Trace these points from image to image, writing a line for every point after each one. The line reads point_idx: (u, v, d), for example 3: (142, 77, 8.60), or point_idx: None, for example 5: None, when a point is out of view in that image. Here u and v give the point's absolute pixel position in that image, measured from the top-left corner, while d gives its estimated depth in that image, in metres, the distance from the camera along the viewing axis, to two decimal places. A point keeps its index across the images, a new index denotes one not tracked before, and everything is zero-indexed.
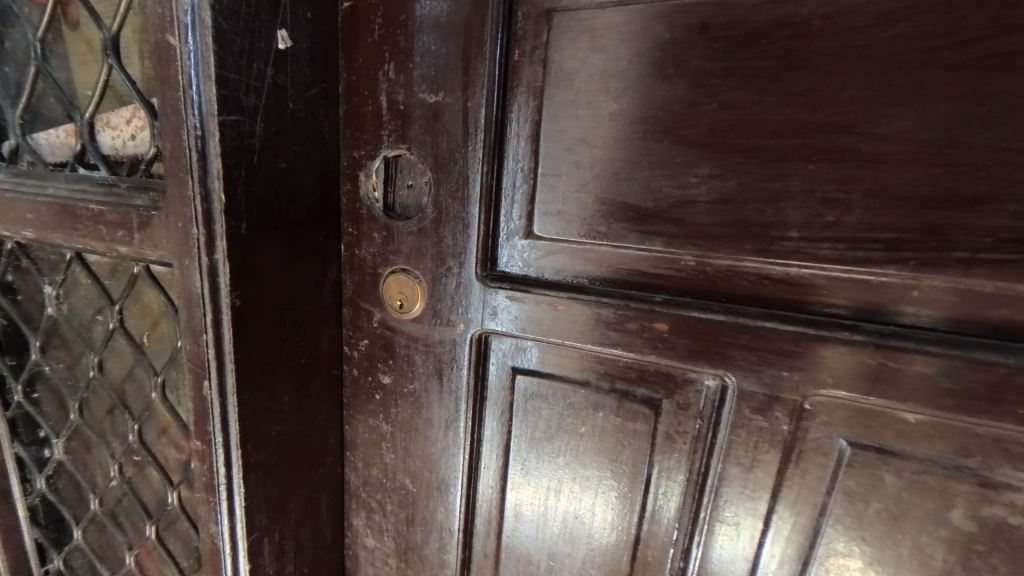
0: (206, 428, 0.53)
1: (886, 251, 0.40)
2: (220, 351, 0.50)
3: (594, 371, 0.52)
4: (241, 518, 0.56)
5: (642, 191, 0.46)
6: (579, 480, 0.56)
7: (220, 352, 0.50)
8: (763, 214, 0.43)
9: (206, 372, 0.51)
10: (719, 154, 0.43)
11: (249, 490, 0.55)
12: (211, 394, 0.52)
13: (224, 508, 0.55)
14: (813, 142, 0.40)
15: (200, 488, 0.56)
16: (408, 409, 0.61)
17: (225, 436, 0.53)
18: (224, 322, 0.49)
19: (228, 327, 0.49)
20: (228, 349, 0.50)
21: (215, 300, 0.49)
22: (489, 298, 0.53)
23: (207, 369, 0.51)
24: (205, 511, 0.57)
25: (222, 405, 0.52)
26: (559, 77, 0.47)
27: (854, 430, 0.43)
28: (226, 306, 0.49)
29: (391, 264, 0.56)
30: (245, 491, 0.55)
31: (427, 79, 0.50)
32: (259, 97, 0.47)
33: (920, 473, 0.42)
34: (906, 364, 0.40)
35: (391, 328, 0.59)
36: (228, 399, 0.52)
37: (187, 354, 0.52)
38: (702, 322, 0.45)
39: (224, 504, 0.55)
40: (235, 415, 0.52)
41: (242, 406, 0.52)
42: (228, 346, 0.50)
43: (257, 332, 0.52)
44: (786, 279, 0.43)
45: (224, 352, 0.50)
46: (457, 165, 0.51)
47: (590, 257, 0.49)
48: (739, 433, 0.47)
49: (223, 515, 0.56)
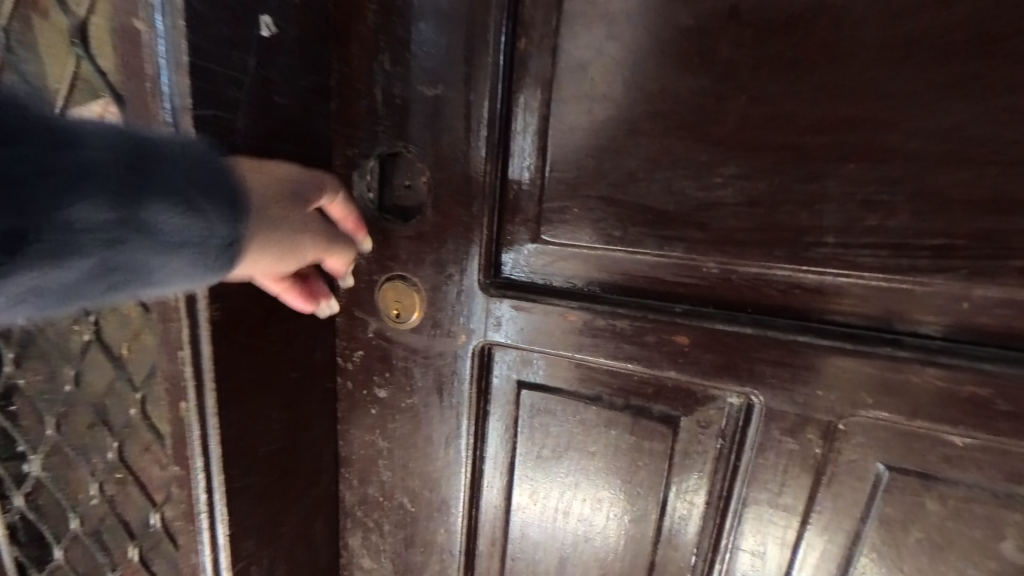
0: (185, 450, 0.49)
1: (934, 259, 0.36)
2: (198, 369, 0.46)
3: (607, 387, 0.48)
4: (227, 546, 0.51)
5: (661, 192, 0.43)
6: (589, 500, 0.52)
7: (199, 369, 0.46)
8: (797, 218, 0.39)
9: (183, 392, 0.47)
10: (748, 153, 0.39)
11: (234, 518, 0.51)
12: (188, 415, 0.47)
13: (206, 538, 0.51)
14: (854, 139, 0.37)
15: (180, 516, 0.52)
16: (406, 425, 0.57)
17: (206, 460, 0.48)
18: (202, 337, 0.45)
19: (207, 342, 0.45)
20: (207, 366, 0.46)
21: (191, 313, 0.44)
22: (493, 308, 0.49)
23: (184, 388, 0.47)
24: (184, 540, 0.53)
25: (201, 426, 0.47)
26: (573, 65, 0.43)
27: (894, 454, 0.40)
28: (202, 320, 0.44)
29: (387, 270, 0.52)
30: (228, 520, 0.50)
31: (427, 71, 0.46)
32: (240, 89, 0.43)
33: (969, 501, 0.38)
34: (954, 382, 0.37)
35: (388, 339, 0.55)
36: (209, 422, 0.47)
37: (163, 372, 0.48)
38: (727, 335, 0.42)
39: (206, 532, 0.51)
40: (216, 437, 0.48)
41: (224, 427, 0.48)
42: (206, 362, 0.46)
43: (242, 347, 0.47)
44: (820, 288, 0.39)
45: (202, 368, 0.46)
46: (461, 163, 0.47)
47: (603, 263, 0.46)
48: (766, 455, 0.43)
49: (206, 544, 0.52)
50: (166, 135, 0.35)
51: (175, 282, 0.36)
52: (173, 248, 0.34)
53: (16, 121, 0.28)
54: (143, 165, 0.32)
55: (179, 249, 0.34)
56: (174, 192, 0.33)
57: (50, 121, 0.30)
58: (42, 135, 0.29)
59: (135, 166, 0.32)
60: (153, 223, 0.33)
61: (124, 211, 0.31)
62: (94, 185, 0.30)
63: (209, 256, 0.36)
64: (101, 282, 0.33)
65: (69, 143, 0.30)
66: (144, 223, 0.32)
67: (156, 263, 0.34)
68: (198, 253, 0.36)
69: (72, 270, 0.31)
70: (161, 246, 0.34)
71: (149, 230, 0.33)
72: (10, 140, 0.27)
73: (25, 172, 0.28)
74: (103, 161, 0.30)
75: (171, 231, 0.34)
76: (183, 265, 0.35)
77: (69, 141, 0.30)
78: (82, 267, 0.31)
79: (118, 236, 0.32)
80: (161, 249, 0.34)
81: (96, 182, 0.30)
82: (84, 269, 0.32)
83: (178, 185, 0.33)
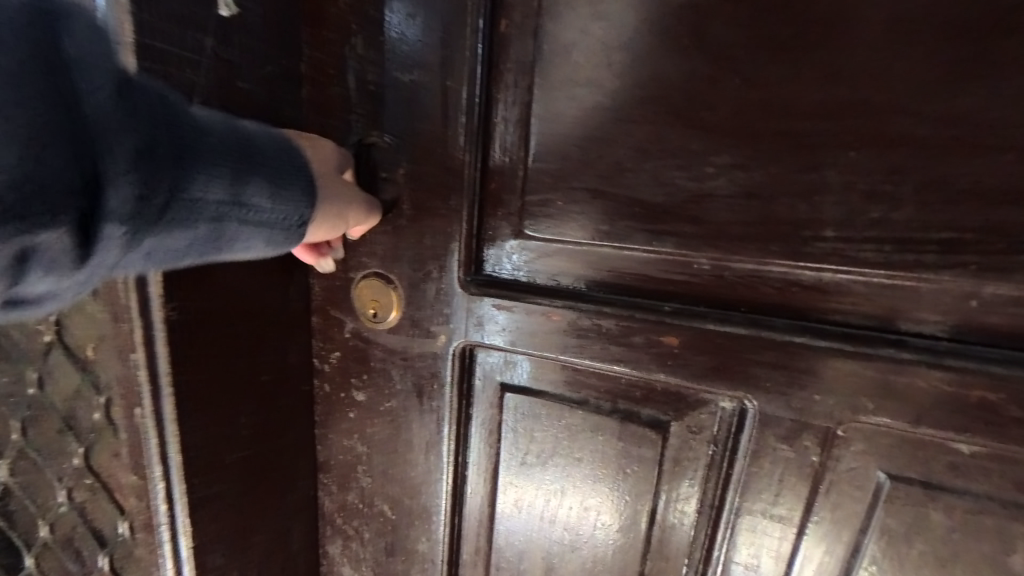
0: (143, 458, 0.46)
1: (942, 254, 0.34)
2: (153, 372, 0.43)
3: (593, 390, 0.46)
4: (189, 559, 0.48)
5: (650, 183, 0.40)
6: (576, 508, 0.49)
7: (154, 373, 0.43)
8: (795, 211, 0.36)
9: (138, 397, 0.44)
10: (743, 141, 0.37)
11: (197, 529, 0.48)
12: (144, 421, 0.44)
13: (167, 551, 0.48)
14: (856, 126, 0.34)
15: (141, 527, 0.49)
16: (385, 430, 0.54)
17: (165, 469, 0.46)
18: (156, 339, 0.42)
19: (161, 345, 0.42)
20: (162, 370, 0.43)
21: (144, 313, 0.42)
22: (474, 307, 0.47)
23: (138, 393, 0.44)
24: (147, 552, 0.50)
25: (159, 433, 0.45)
26: (557, 48, 0.40)
27: (897, 462, 0.37)
28: (156, 321, 0.41)
29: (363, 267, 0.50)
30: (191, 531, 0.48)
31: (403, 54, 0.43)
32: (197, 72, 0.40)
33: (976, 513, 0.36)
34: (962, 386, 0.34)
35: (365, 339, 0.52)
36: (167, 429, 0.44)
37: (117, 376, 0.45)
38: (720, 335, 0.39)
39: (167, 544, 0.48)
40: (175, 444, 0.45)
41: (183, 434, 0.45)
42: (162, 366, 0.43)
43: (205, 349, 0.45)
44: (819, 286, 0.37)
45: (158, 371, 0.43)
46: (439, 153, 0.44)
47: (589, 259, 0.43)
48: (761, 463, 0.41)
49: (167, 557, 0.49)
50: (270, 129, 0.38)
51: (251, 257, 0.38)
52: (263, 226, 0.36)
53: (131, 109, 0.29)
54: (246, 150, 0.35)
55: (259, 225, 0.36)
56: (263, 174, 0.35)
57: (174, 104, 0.32)
58: (171, 116, 0.31)
59: (237, 150, 0.34)
60: (243, 200, 0.35)
61: (220, 187, 0.33)
62: (200, 160, 0.32)
63: (291, 237, 0.38)
64: (197, 250, 0.34)
65: (172, 129, 0.31)
66: (235, 199, 0.34)
67: (243, 238, 0.36)
68: (277, 234, 0.37)
69: (173, 237, 0.33)
70: (246, 221, 0.35)
71: (239, 205, 0.34)
72: (145, 115, 0.30)
73: (155, 143, 0.30)
74: (209, 142, 0.33)
75: (261, 209, 0.35)
76: (262, 242, 0.37)
77: (191, 124, 0.32)
78: (185, 234, 0.33)
79: (213, 209, 0.33)
80: (248, 225, 0.35)
81: (198, 157, 0.32)
82: (186, 237, 0.33)
83: (269, 169, 0.36)
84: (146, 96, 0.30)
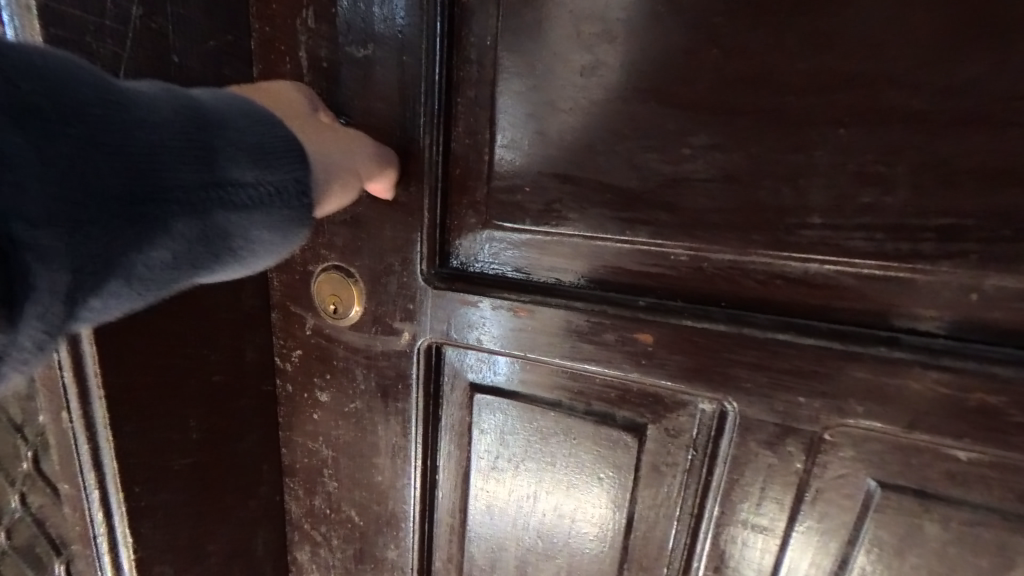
0: (74, 463, 0.43)
1: (939, 242, 0.31)
2: (82, 376, 0.39)
3: (566, 391, 0.43)
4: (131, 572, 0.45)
5: (623, 167, 0.37)
6: (551, 515, 0.46)
7: (81, 374, 0.39)
8: (778, 196, 0.33)
9: (65, 399, 0.41)
10: (723, 119, 0.34)
11: (139, 538, 0.45)
12: (74, 425, 0.41)
13: (106, 562, 0.45)
14: (847, 100, 0.31)
15: (78, 539, 0.46)
16: (350, 433, 0.51)
17: (99, 475, 0.42)
18: (82, 338, 0.39)
19: (89, 343, 0.39)
20: (92, 370, 0.39)
21: None
22: (439, 302, 0.44)
23: (64, 394, 0.40)
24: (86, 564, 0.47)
25: (91, 440, 0.41)
26: (523, 20, 0.37)
27: (889, 469, 0.35)
28: None
29: (322, 260, 0.46)
30: (133, 543, 0.45)
31: (356, 26, 0.40)
32: (120, 44, 0.36)
33: (975, 525, 0.33)
34: (960, 388, 0.31)
35: (327, 337, 0.49)
36: (100, 432, 0.41)
37: (41, 377, 0.41)
38: (698, 333, 0.36)
39: (105, 557, 0.45)
40: (110, 452, 0.42)
41: (120, 438, 0.42)
42: (91, 366, 0.39)
43: (141, 349, 0.41)
44: (805, 279, 0.34)
45: (87, 372, 0.39)
46: (397, 136, 0.41)
47: (560, 250, 0.40)
48: (744, 470, 0.38)
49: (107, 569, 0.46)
50: (226, 94, 0.33)
51: (264, 255, 0.33)
52: (258, 208, 0.31)
53: (69, 104, 0.25)
54: (210, 127, 0.30)
55: (252, 208, 0.31)
56: (234, 147, 0.31)
57: (107, 87, 0.27)
58: (100, 99, 0.26)
59: (197, 128, 0.30)
60: (223, 180, 0.30)
61: (187, 170, 0.29)
62: (153, 146, 0.28)
63: (294, 215, 0.33)
64: (190, 259, 0.30)
65: (122, 118, 0.27)
66: (212, 181, 0.30)
67: (239, 228, 0.31)
68: (278, 212, 0.32)
69: (154, 247, 0.28)
70: (236, 206, 0.30)
71: (219, 188, 0.30)
72: (67, 107, 0.25)
73: (102, 137, 0.26)
74: (155, 121, 0.28)
75: (249, 188, 0.31)
76: (264, 228, 0.32)
77: (129, 105, 0.28)
78: (167, 240, 0.29)
79: (191, 199, 0.29)
80: (241, 210, 0.31)
81: (150, 143, 0.28)
82: (168, 242, 0.29)
83: (240, 140, 0.31)
84: (59, 82, 0.25)
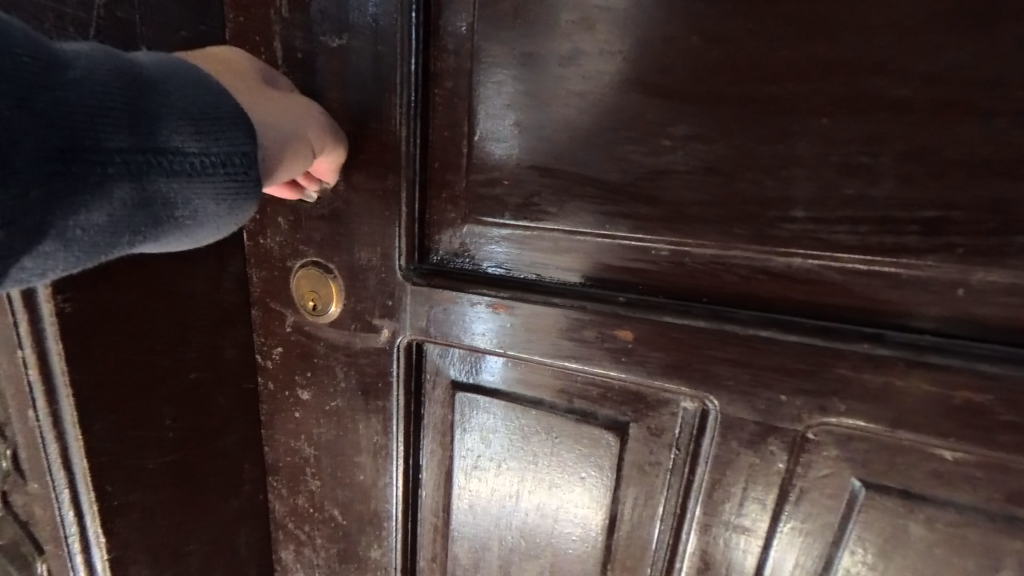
0: (43, 465, 0.41)
1: (924, 236, 0.30)
2: (48, 370, 0.38)
3: (547, 389, 0.42)
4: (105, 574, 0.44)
5: (603, 159, 0.36)
6: (533, 515, 0.46)
7: (48, 371, 0.38)
8: (760, 188, 0.32)
9: (30, 398, 0.39)
10: (703, 108, 0.33)
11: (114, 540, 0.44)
12: (41, 424, 0.40)
13: (80, 566, 0.44)
14: (830, 88, 0.30)
15: (50, 542, 0.45)
16: (332, 431, 0.50)
17: (69, 476, 0.41)
18: (48, 333, 0.37)
19: (55, 339, 0.38)
20: (59, 366, 0.38)
21: (30, 305, 0.37)
22: (418, 299, 0.43)
23: (30, 393, 0.39)
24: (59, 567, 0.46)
25: (59, 437, 0.40)
26: (500, 7, 0.36)
27: (873, 469, 0.34)
28: (47, 313, 0.37)
29: (300, 256, 0.46)
30: (106, 543, 0.43)
31: (330, 15, 0.39)
32: (83, 32, 0.35)
33: (961, 527, 0.32)
34: (946, 386, 0.30)
35: (307, 334, 0.48)
36: (69, 431, 0.40)
37: (5, 377, 0.40)
38: (678, 329, 0.35)
39: (77, 558, 0.44)
40: (78, 449, 0.40)
41: (91, 437, 0.41)
42: (57, 362, 0.38)
43: (112, 346, 0.40)
44: (787, 273, 0.33)
45: (54, 369, 0.38)
46: (374, 128, 0.40)
47: (539, 245, 0.39)
48: (727, 470, 0.37)
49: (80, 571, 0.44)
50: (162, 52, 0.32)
51: (209, 225, 0.33)
52: (201, 175, 0.31)
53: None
54: (151, 88, 0.29)
55: (194, 176, 0.30)
56: (173, 111, 0.30)
57: (31, 38, 0.26)
58: (19, 53, 0.25)
59: (136, 89, 0.29)
60: (162, 146, 0.29)
61: (123, 133, 0.28)
62: (84, 106, 0.27)
63: (240, 184, 0.32)
64: (127, 225, 0.30)
65: (53, 75, 0.26)
66: (150, 146, 0.29)
67: (181, 196, 0.31)
68: (223, 182, 0.32)
69: (89, 210, 0.28)
70: (177, 173, 0.30)
71: (158, 154, 0.29)
72: None
73: (31, 93, 0.25)
74: (85, 79, 0.27)
75: (192, 155, 0.30)
76: (208, 197, 0.31)
77: (54, 61, 0.26)
78: (102, 205, 0.28)
79: (127, 164, 0.28)
80: (183, 178, 0.30)
81: (81, 103, 0.27)
82: (103, 207, 0.28)
83: (184, 104, 0.30)
84: None
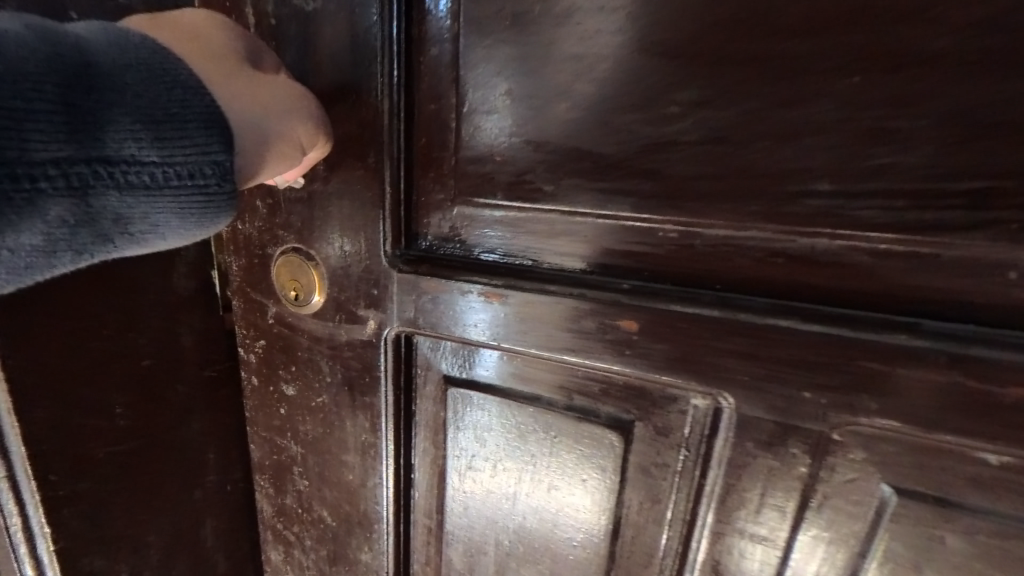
0: None
1: (967, 211, 0.26)
2: None
3: (546, 384, 0.39)
4: (52, 566, 0.42)
5: (601, 130, 0.32)
6: (532, 518, 0.43)
7: None
8: (777, 159, 0.29)
9: None
10: (713, 70, 0.29)
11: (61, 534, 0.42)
12: None
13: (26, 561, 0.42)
14: (857, 42, 0.26)
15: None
16: (317, 428, 0.48)
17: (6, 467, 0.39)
18: None
19: None
20: None
21: None
22: (404, 288, 0.40)
23: None
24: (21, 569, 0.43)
25: None
26: None
27: (904, 473, 0.30)
28: None
29: (280, 243, 0.43)
30: (51, 534, 0.41)
31: None
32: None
33: (1004, 538, 0.29)
34: (990, 382, 0.27)
35: (289, 326, 0.45)
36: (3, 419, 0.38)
37: None
38: (686, 320, 0.32)
39: (22, 549, 0.41)
40: (16, 436, 0.38)
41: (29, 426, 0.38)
42: None
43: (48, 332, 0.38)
44: (808, 256, 0.29)
45: None
46: (352, 101, 0.37)
47: (535, 228, 0.36)
48: (740, 472, 0.34)
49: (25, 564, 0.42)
50: (119, 35, 0.28)
51: (170, 238, 0.30)
52: (158, 188, 0.28)
53: None
54: (100, 89, 0.26)
55: (150, 188, 0.28)
56: (125, 114, 0.27)
57: None
58: None
59: (82, 90, 0.26)
60: (111, 155, 0.26)
61: (63, 142, 0.25)
62: (9, 111, 0.24)
63: (205, 196, 0.29)
64: (69, 243, 0.27)
65: None
66: (96, 155, 0.26)
67: (135, 211, 0.28)
68: (186, 194, 0.29)
69: (23, 229, 0.25)
70: (128, 186, 0.27)
71: (107, 164, 0.26)
72: None
73: None
74: (14, 78, 0.24)
75: (146, 165, 0.27)
76: (168, 212, 0.29)
77: None
78: (39, 223, 0.26)
79: (67, 177, 0.25)
80: (135, 191, 0.27)
81: (8, 110, 0.24)
82: (41, 225, 0.26)
83: (138, 107, 0.27)
84: None
